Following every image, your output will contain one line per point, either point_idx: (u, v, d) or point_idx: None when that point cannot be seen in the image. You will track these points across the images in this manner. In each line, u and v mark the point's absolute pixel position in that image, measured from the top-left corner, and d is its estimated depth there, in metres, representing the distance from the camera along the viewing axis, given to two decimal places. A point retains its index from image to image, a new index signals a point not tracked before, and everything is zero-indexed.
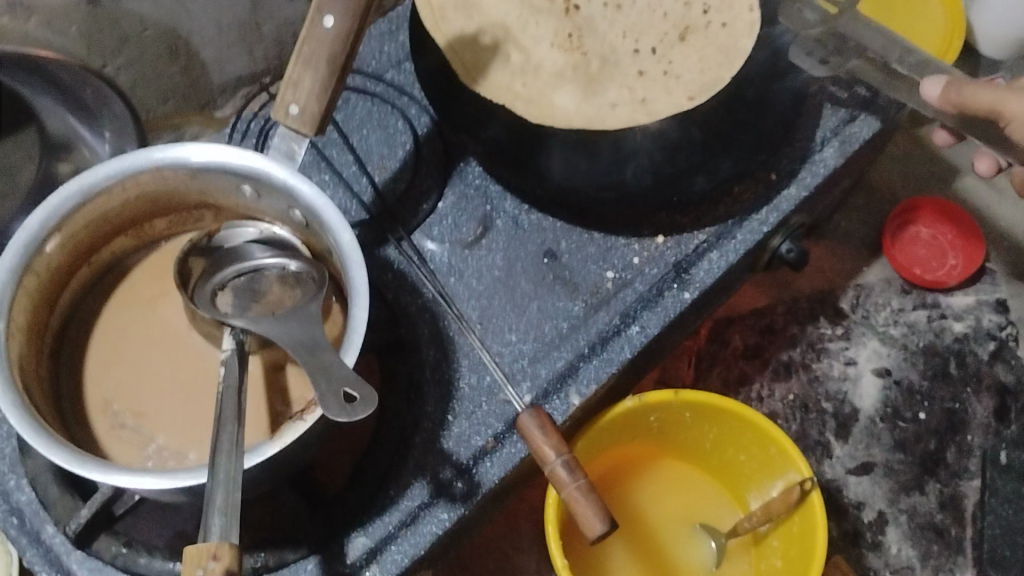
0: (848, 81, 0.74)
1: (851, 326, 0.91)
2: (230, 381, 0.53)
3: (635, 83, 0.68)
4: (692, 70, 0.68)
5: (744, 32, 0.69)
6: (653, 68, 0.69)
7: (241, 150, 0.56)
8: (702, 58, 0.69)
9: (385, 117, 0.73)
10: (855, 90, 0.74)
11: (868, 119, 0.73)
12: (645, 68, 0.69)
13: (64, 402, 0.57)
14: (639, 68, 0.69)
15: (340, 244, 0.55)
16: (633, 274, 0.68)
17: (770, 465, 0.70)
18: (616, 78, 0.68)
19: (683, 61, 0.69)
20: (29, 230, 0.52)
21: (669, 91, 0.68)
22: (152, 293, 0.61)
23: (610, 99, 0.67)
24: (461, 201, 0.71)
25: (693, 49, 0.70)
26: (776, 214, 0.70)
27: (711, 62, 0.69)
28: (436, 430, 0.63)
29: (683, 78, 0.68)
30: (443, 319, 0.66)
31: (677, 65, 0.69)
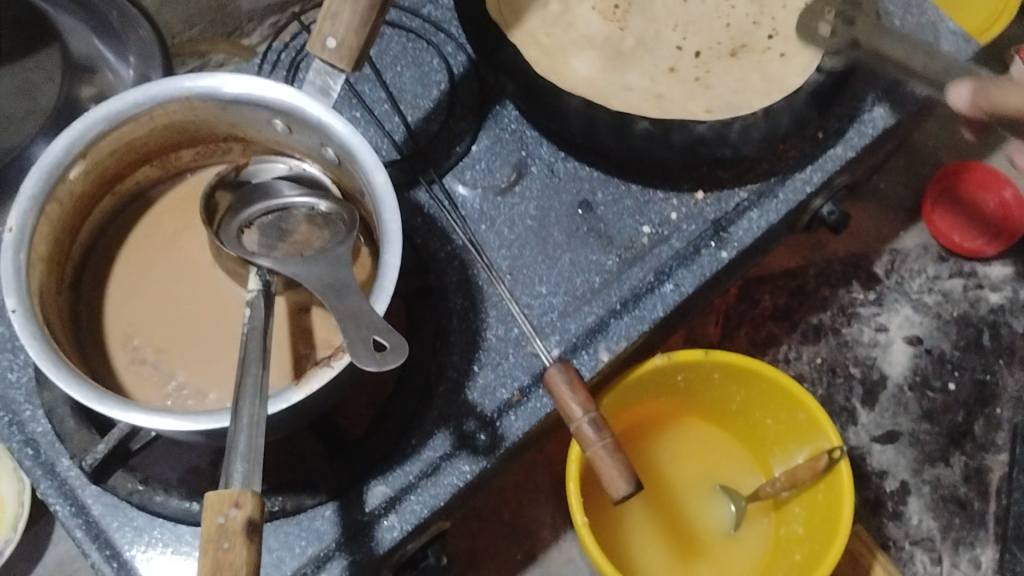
0: (904, 37, 0.71)
1: (884, 292, 0.89)
2: (256, 323, 0.52)
3: (661, 77, 0.67)
4: (726, 87, 0.66)
5: (796, 68, 0.66)
6: (687, 70, 0.67)
7: (275, 82, 0.53)
8: (740, 78, 0.67)
9: (421, 54, 0.71)
10: (911, 48, 0.71)
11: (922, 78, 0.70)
12: (678, 66, 0.68)
13: (84, 334, 0.56)
14: (672, 63, 0.68)
15: (373, 186, 0.53)
16: (670, 230, 0.66)
17: (798, 432, 0.69)
18: (644, 65, 0.68)
19: (720, 76, 0.67)
20: (54, 155, 0.50)
21: (691, 97, 0.66)
22: (176, 226, 0.60)
23: (628, 83, 0.66)
24: (496, 145, 0.68)
25: (737, 68, 0.67)
26: (821, 173, 0.67)
27: (747, 85, 0.66)
28: (461, 380, 0.62)
29: (714, 91, 0.66)
30: (473, 267, 0.64)
31: (712, 78, 0.67)
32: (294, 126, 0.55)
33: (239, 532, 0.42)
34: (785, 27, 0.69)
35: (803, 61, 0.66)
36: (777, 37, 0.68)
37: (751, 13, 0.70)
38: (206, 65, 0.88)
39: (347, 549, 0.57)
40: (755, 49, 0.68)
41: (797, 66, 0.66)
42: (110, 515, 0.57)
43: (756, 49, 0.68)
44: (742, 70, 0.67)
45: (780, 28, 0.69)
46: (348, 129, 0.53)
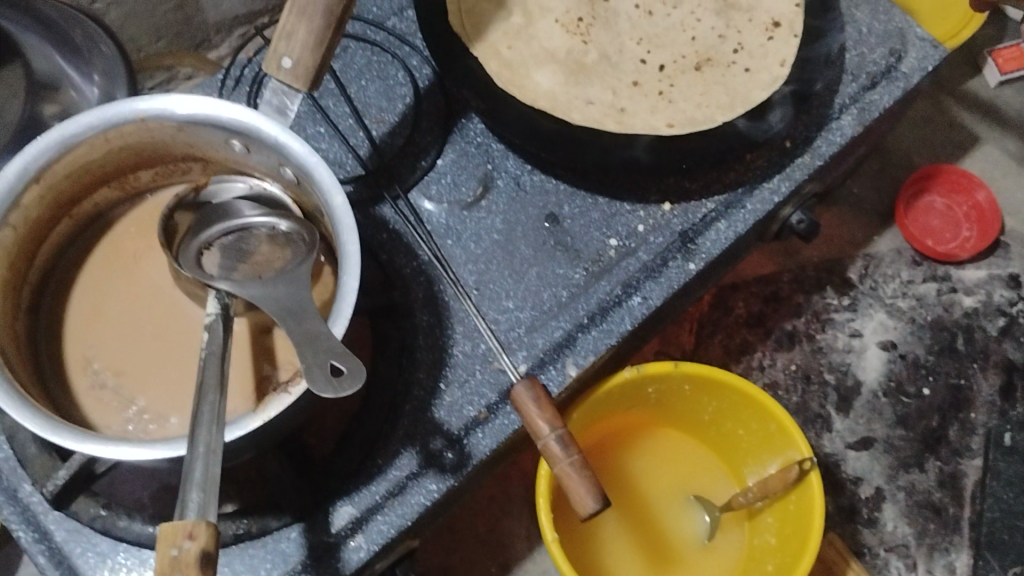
0: (871, 44, 0.71)
1: (858, 297, 0.89)
2: (214, 347, 0.51)
3: (624, 90, 0.68)
4: (689, 100, 0.66)
5: (759, 82, 0.67)
6: (652, 83, 0.68)
7: (231, 102, 0.53)
8: (704, 92, 0.67)
9: (385, 67, 0.70)
10: (878, 56, 0.71)
11: (889, 86, 0.70)
12: (642, 79, 0.69)
13: (43, 359, 0.55)
14: (636, 77, 0.69)
15: (331, 207, 0.52)
16: (637, 242, 0.66)
17: (769, 442, 0.69)
18: (608, 78, 0.69)
19: (683, 90, 0.67)
20: (7, 180, 0.50)
21: (654, 112, 0.66)
22: (136, 248, 0.59)
23: (592, 98, 0.67)
24: (461, 158, 0.68)
25: (703, 80, 0.68)
26: (789, 183, 0.67)
27: (711, 99, 0.66)
28: (427, 399, 0.61)
29: (677, 105, 0.66)
30: (438, 283, 0.63)
31: (675, 92, 0.67)
32: (251, 145, 0.54)
33: (193, 564, 0.42)
34: (751, 42, 0.69)
35: (770, 76, 0.66)
36: (742, 52, 0.69)
37: (717, 28, 0.71)
38: (172, 76, 0.87)
39: (314, 571, 0.57)
40: (719, 63, 0.69)
41: (764, 81, 0.66)
42: (73, 541, 0.57)
43: (721, 63, 0.69)
44: (706, 83, 0.68)
45: (746, 42, 0.70)
46: (305, 149, 0.52)
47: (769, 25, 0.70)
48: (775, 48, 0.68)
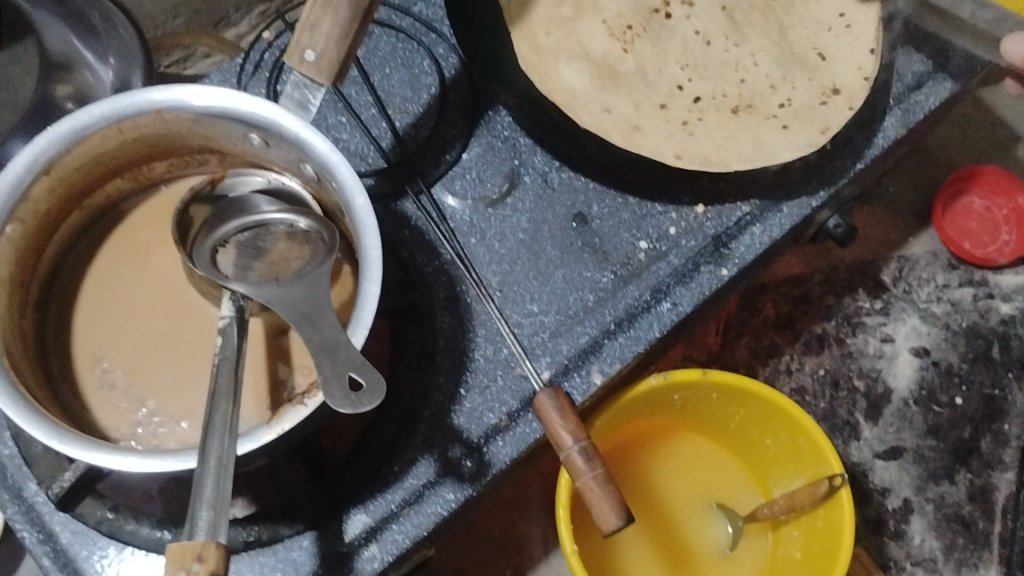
0: (918, 42, 0.68)
1: (891, 300, 0.86)
2: (227, 353, 0.49)
3: (647, 109, 0.64)
4: (709, 140, 0.62)
5: (792, 144, 0.62)
6: (680, 112, 0.65)
7: (249, 95, 0.50)
8: (729, 136, 0.63)
9: (410, 55, 0.67)
10: (926, 54, 0.67)
11: (935, 87, 0.66)
12: (672, 104, 0.65)
13: (50, 356, 0.53)
14: (666, 101, 0.65)
15: (353, 207, 0.50)
16: (668, 245, 0.63)
17: (798, 454, 0.66)
18: (636, 93, 0.65)
19: (708, 126, 0.63)
20: (15, 173, 0.47)
21: (667, 138, 0.63)
22: (149, 242, 0.57)
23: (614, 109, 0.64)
24: (487, 153, 0.65)
25: (732, 123, 0.64)
26: (828, 186, 0.64)
27: (734, 145, 0.62)
28: (446, 405, 0.59)
29: (694, 139, 0.63)
30: (461, 283, 0.61)
31: (700, 126, 0.63)
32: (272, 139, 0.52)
33: None
34: (801, 98, 0.64)
35: (804, 139, 0.62)
36: (787, 108, 0.64)
37: (772, 77, 0.66)
38: (190, 56, 0.85)
39: None
40: (759, 113, 0.64)
41: (795, 144, 0.62)
42: (79, 543, 0.55)
43: (759, 112, 0.64)
44: (735, 127, 0.63)
45: (795, 99, 0.64)
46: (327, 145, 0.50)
47: (828, 91, 0.64)
48: (824, 113, 0.63)
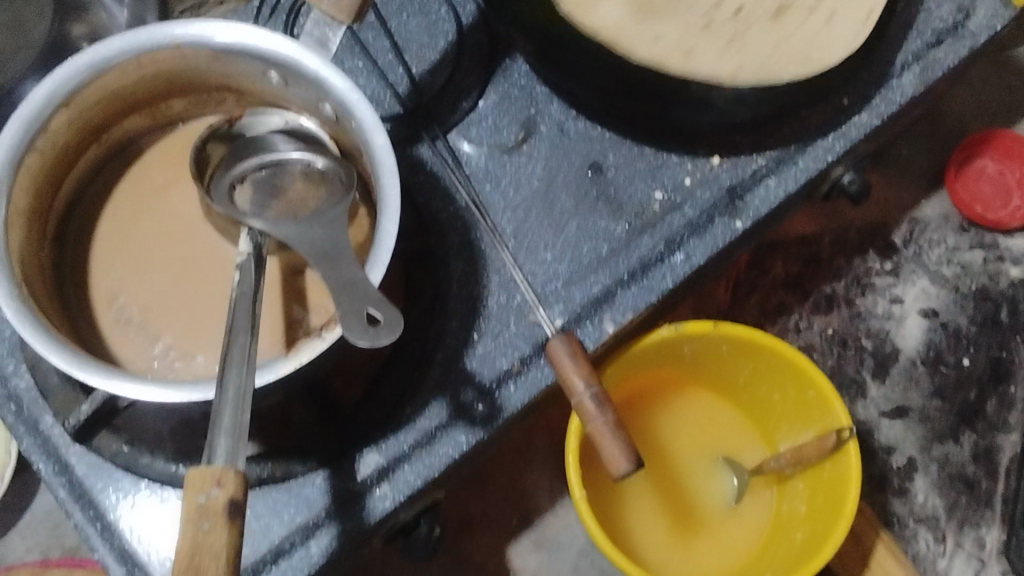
0: None
1: (902, 262, 0.86)
2: (245, 287, 0.49)
3: (694, 31, 0.58)
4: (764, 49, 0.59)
5: (842, 38, 0.60)
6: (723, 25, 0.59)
7: (269, 32, 0.50)
8: (779, 41, 0.59)
9: (428, 2, 0.67)
10: (946, 12, 0.67)
11: (954, 45, 0.66)
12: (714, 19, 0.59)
13: (67, 289, 0.54)
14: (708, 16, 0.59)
15: (373, 146, 0.50)
16: (683, 196, 0.63)
17: (806, 409, 0.67)
18: (678, 15, 0.59)
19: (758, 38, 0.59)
20: (35, 104, 0.47)
21: (722, 57, 0.58)
22: (165, 180, 0.57)
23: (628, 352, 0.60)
24: (504, 101, 0.65)
25: (779, 30, 0.59)
26: (844, 141, 0.64)
27: (787, 49, 0.59)
28: (459, 349, 0.59)
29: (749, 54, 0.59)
30: (475, 230, 0.61)
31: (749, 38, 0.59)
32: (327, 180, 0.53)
33: (220, 512, 0.41)
34: None
35: (850, 31, 0.60)
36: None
37: None
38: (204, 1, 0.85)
39: (338, 518, 0.56)
40: (798, 9, 0.60)
41: (844, 37, 0.60)
42: (94, 476, 0.56)
43: (802, 10, 0.60)
44: (781, 32, 0.59)
45: None
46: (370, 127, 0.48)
47: None
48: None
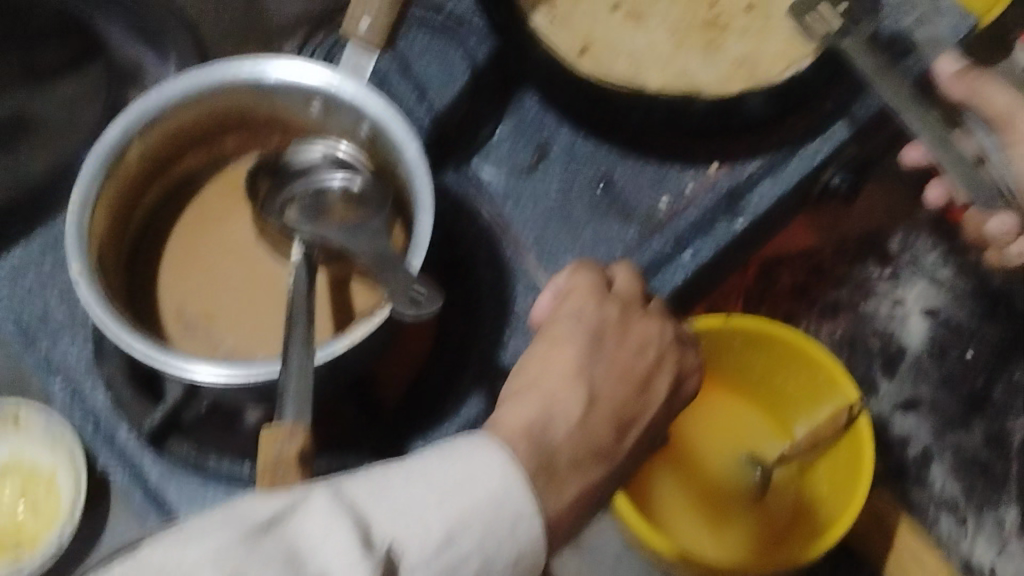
0: None
1: (900, 268, 0.92)
2: (301, 285, 0.55)
3: (689, 66, 0.68)
4: (767, 53, 0.68)
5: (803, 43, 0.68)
6: (722, 57, 0.69)
7: (313, 67, 0.58)
8: (761, 43, 0.69)
9: (445, 49, 0.73)
10: None
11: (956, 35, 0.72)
12: (711, 57, 0.69)
13: (140, 306, 0.60)
14: (704, 59, 0.68)
15: (405, 157, 0.56)
16: (687, 201, 0.69)
17: (818, 391, 0.72)
18: (669, 59, 0.68)
19: (756, 54, 0.68)
20: (111, 136, 0.55)
21: (718, 73, 0.68)
22: (220, 208, 0.64)
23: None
24: (519, 127, 0.72)
25: (766, 43, 0.69)
26: (830, 144, 0.70)
27: (772, 48, 0.68)
28: (493, 347, 0.65)
29: (747, 69, 0.68)
30: (500, 242, 0.68)
31: (750, 62, 0.68)
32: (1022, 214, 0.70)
33: (293, 462, 0.44)
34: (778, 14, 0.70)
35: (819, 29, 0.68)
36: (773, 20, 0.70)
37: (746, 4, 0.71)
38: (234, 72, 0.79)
39: None
40: (760, 36, 0.69)
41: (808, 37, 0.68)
42: (167, 482, 0.62)
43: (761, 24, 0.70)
44: (759, 39, 0.69)
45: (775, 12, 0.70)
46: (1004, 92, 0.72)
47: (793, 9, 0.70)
48: None
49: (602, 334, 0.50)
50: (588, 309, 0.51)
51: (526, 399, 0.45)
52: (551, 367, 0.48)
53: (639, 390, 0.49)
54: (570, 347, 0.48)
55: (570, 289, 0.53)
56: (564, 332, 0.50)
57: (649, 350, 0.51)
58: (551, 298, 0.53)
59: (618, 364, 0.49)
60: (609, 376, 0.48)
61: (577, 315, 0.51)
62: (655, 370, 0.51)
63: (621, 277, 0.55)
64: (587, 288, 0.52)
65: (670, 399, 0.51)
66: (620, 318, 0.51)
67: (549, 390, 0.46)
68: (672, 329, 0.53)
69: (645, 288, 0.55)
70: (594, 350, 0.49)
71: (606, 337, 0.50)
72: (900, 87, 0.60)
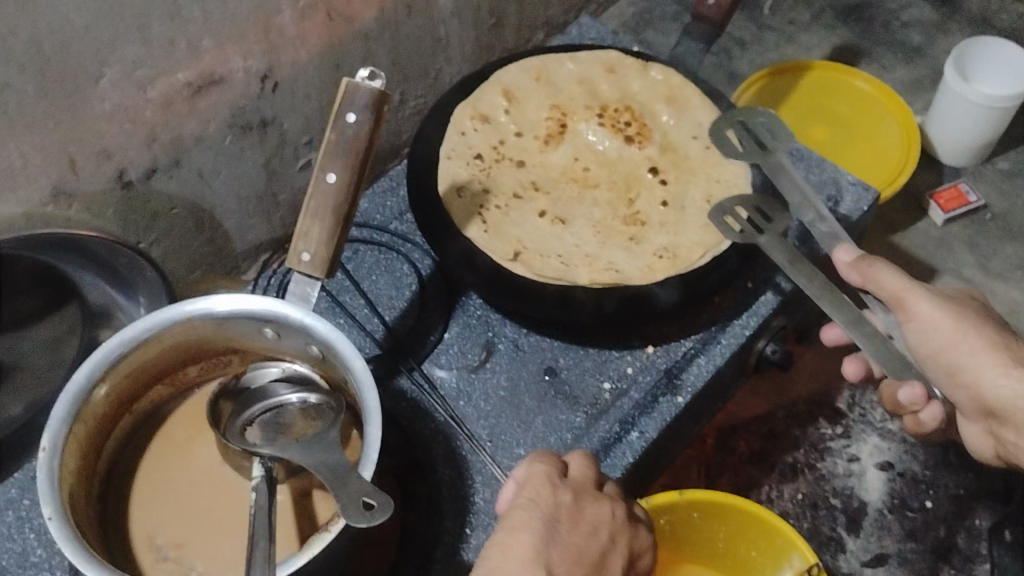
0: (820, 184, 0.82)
1: (850, 425, 0.97)
2: (261, 503, 0.58)
3: (616, 260, 0.73)
4: (686, 240, 0.74)
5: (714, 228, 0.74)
6: (645, 250, 0.74)
7: (260, 296, 0.62)
8: (678, 230, 0.75)
9: (392, 263, 0.80)
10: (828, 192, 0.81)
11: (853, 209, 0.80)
12: (635, 250, 0.74)
13: (111, 539, 0.63)
14: (629, 251, 0.74)
15: (353, 371, 0.60)
16: (628, 382, 0.73)
17: (777, 556, 0.74)
18: (596, 256, 0.74)
19: (675, 243, 0.74)
20: (79, 380, 0.59)
21: (643, 262, 0.73)
22: (188, 436, 0.68)
23: (968, 359, 0.64)
24: (465, 330, 0.77)
25: (683, 231, 0.75)
26: (756, 318, 0.76)
27: (690, 234, 0.74)
28: (455, 544, 0.66)
29: (668, 256, 0.73)
30: (455, 439, 0.71)
31: (671, 250, 0.73)
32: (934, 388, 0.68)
33: None
34: (692, 205, 0.77)
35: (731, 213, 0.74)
36: (688, 210, 0.76)
37: (660, 200, 0.77)
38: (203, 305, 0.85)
39: None
40: (676, 227, 0.75)
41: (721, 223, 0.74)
42: None
43: (677, 216, 0.76)
44: (676, 229, 0.75)
45: (687, 203, 0.77)
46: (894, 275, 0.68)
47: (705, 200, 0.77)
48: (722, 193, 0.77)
49: (559, 517, 0.53)
50: (543, 496, 0.54)
51: None
52: (512, 552, 0.50)
53: (596, 567, 0.53)
54: (529, 532, 0.51)
55: (527, 478, 0.56)
56: (524, 516, 0.52)
57: (603, 529, 0.55)
58: (511, 488, 0.56)
59: (574, 545, 0.52)
60: (567, 556, 0.51)
61: (534, 501, 0.53)
62: (610, 549, 0.55)
63: (574, 465, 0.59)
64: (543, 474, 0.55)
65: (623, 572, 0.56)
66: (574, 502, 0.55)
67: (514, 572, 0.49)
68: (622, 510, 0.57)
69: (597, 472, 0.59)
70: (551, 531, 0.52)
71: (561, 522, 0.53)
72: (814, 275, 0.65)
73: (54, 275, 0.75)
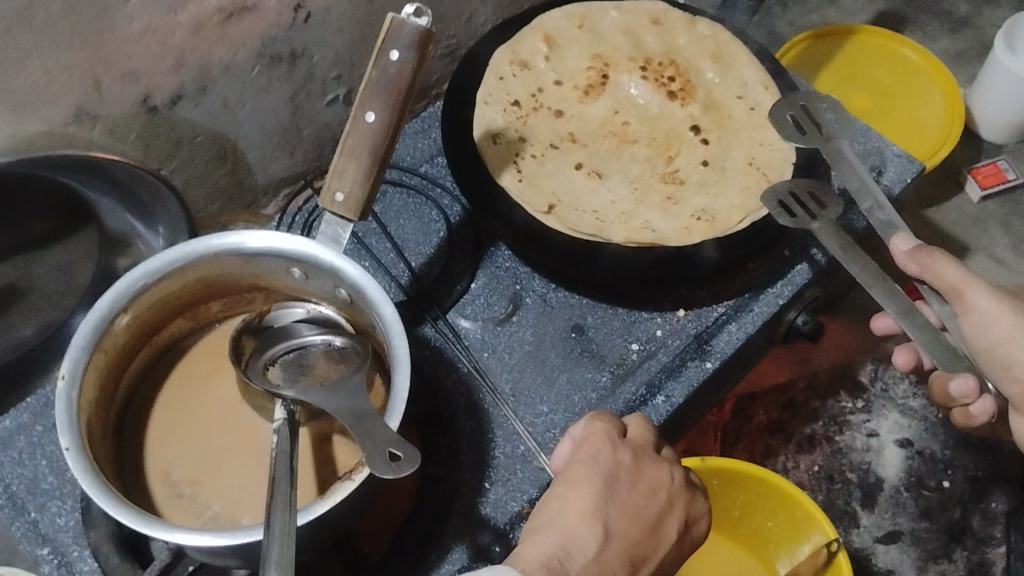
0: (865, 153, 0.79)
1: (871, 399, 0.97)
2: (282, 447, 0.56)
3: (651, 219, 0.71)
4: (725, 204, 0.72)
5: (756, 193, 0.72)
6: (682, 211, 0.72)
7: (289, 234, 0.61)
8: (717, 192, 0.73)
9: (420, 208, 0.79)
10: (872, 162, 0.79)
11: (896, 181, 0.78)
12: (672, 210, 0.72)
13: (126, 472, 0.62)
14: (664, 212, 0.72)
15: (383, 317, 0.59)
16: (657, 345, 0.72)
17: (795, 529, 0.73)
18: (631, 213, 0.72)
19: (713, 205, 0.72)
20: (100, 310, 0.57)
21: (679, 223, 0.71)
22: (208, 371, 0.67)
23: None
24: (492, 281, 0.75)
25: (722, 194, 0.73)
26: (791, 287, 0.74)
27: (729, 197, 0.72)
28: (473, 498, 0.66)
29: (705, 217, 0.71)
30: (478, 392, 0.70)
31: (708, 212, 0.71)
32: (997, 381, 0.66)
33: None
34: (733, 167, 0.74)
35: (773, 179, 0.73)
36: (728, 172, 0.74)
37: (701, 161, 0.75)
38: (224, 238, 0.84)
39: None
40: (715, 189, 0.73)
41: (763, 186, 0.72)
42: None
43: (716, 177, 0.74)
44: (715, 190, 0.73)
45: (728, 164, 0.75)
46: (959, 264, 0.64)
47: (746, 163, 0.75)
48: (766, 158, 0.75)
49: (619, 476, 0.52)
50: (603, 453, 0.52)
51: (548, 532, 0.47)
52: (570, 506, 0.49)
53: (653, 529, 0.51)
54: (587, 489, 0.50)
55: (585, 437, 0.54)
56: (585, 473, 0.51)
57: (661, 491, 0.53)
58: (569, 445, 0.55)
59: (632, 506, 0.51)
60: (625, 516, 0.50)
61: (594, 458, 0.52)
62: (666, 513, 0.53)
63: (633, 425, 0.57)
64: (602, 431, 0.54)
65: (678, 538, 0.54)
66: (633, 463, 0.53)
67: (569, 529, 0.47)
68: (681, 474, 0.55)
69: (655, 436, 0.57)
70: (610, 488, 0.51)
71: (620, 481, 0.52)
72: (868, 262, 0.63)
73: (76, 203, 0.74)
